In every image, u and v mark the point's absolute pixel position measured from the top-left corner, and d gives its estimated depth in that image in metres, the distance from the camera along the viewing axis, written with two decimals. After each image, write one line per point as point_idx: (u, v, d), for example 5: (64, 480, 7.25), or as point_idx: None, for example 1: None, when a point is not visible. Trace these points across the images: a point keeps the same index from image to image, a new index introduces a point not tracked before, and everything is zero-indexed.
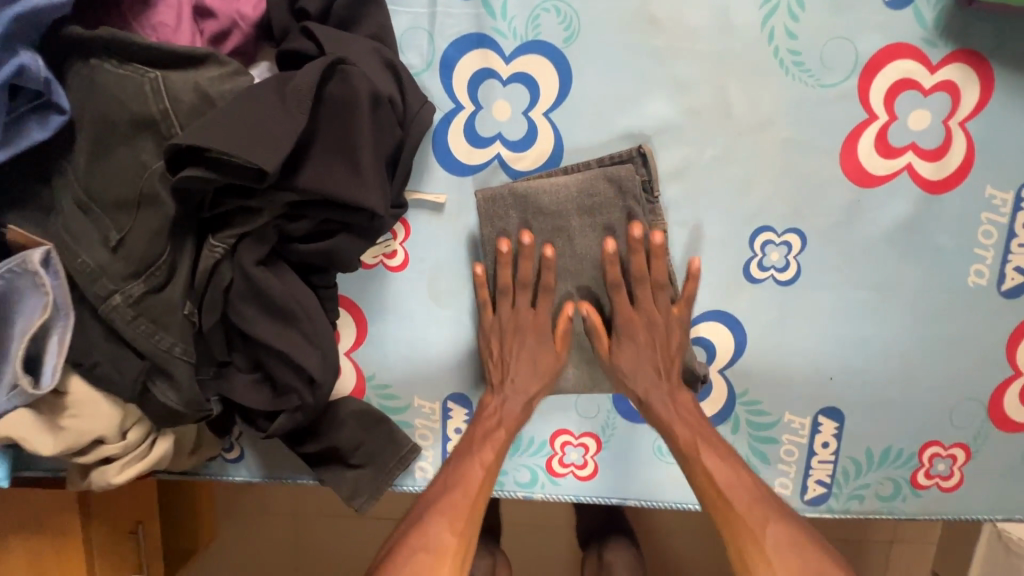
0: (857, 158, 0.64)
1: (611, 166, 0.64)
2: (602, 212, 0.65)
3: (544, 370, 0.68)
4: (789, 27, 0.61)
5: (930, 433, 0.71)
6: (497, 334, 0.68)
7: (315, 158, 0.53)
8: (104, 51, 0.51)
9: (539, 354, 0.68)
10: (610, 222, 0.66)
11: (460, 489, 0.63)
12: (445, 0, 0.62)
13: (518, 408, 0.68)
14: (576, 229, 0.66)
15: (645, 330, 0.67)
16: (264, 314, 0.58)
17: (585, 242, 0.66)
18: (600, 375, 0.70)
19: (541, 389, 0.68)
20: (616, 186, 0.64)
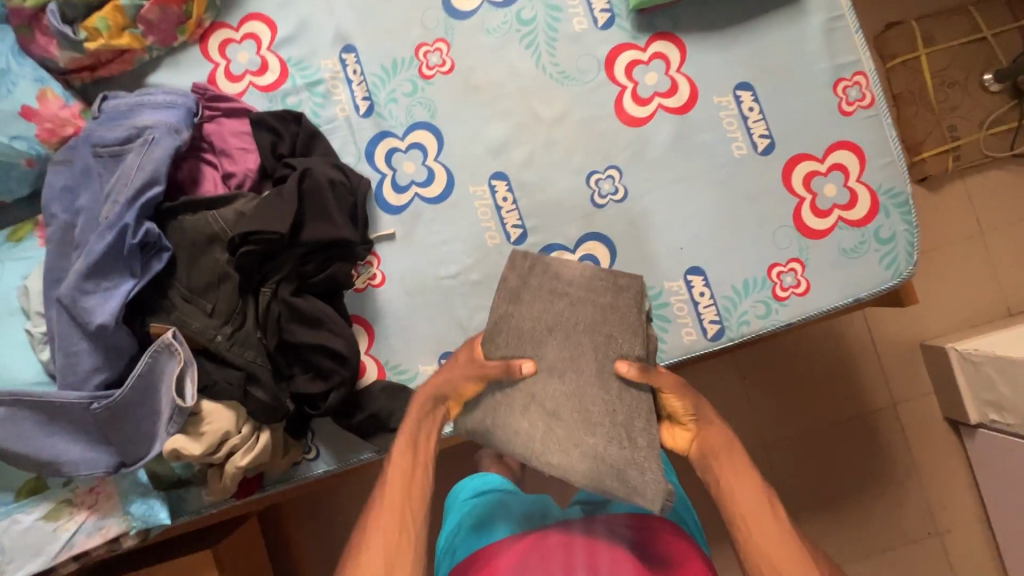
0: (626, 112, 1.01)
1: (620, 279, 0.81)
2: (600, 300, 0.81)
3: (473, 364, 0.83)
4: (552, 61, 1.02)
5: (769, 259, 1.00)
6: (450, 394, 0.83)
7: (308, 224, 0.92)
8: (185, 210, 0.93)
9: (467, 364, 0.83)
10: (606, 306, 0.81)
11: (394, 505, 0.80)
12: (358, 121, 1.04)
13: (431, 425, 0.84)
14: (568, 310, 0.82)
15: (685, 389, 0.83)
16: (304, 325, 0.93)
17: (573, 314, 0.81)
18: (560, 428, 0.79)
19: (442, 391, 0.84)
20: (629, 309, 0.80)
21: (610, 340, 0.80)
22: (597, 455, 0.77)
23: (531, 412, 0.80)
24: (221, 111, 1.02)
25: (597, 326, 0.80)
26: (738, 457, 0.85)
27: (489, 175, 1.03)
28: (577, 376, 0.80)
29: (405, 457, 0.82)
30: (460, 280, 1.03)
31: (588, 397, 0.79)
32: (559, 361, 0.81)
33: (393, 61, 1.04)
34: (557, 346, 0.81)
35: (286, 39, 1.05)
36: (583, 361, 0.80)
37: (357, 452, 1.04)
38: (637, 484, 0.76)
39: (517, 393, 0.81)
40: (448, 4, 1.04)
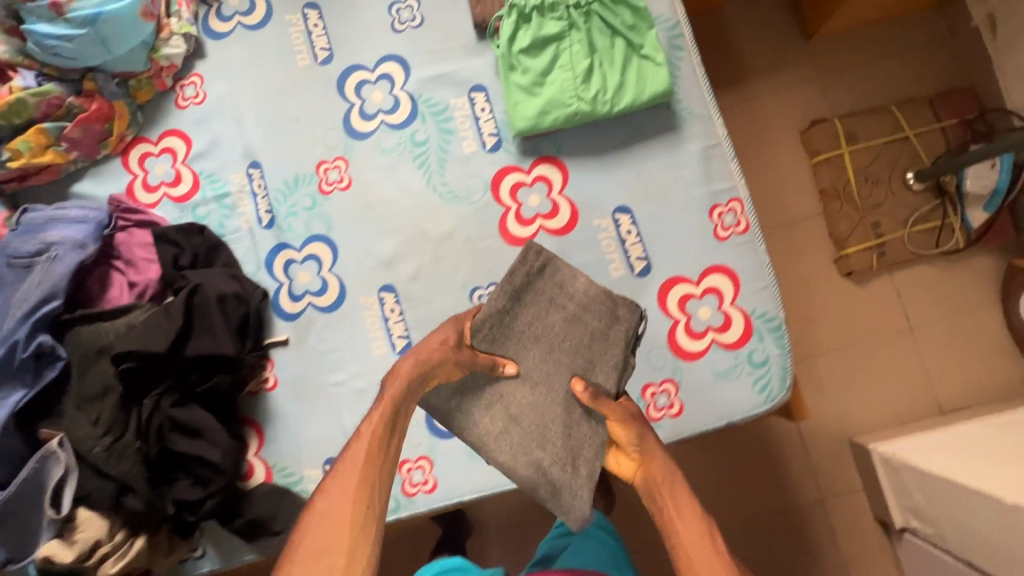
0: (509, 232, 1.06)
1: (619, 308, 0.87)
2: (596, 324, 0.86)
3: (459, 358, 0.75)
4: (441, 180, 1.08)
5: (643, 379, 1.01)
6: (444, 371, 0.74)
7: (193, 339, 0.98)
8: (82, 321, 1.00)
9: (455, 353, 0.75)
10: (599, 331, 0.85)
11: (362, 464, 0.65)
12: (260, 232, 1.11)
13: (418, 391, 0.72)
14: (559, 326, 0.84)
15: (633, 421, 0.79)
16: (185, 435, 0.98)
17: (567, 330, 0.84)
18: (529, 424, 0.79)
19: (432, 368, 0.73)
20: (616, 341, 0.86)
21: (587, 365, 0.83)
22: (539, 466, 0.77)
23: (493, 411, 0.79)
24: (132, 222, 1.09)
25: (580, 346, 0.84)
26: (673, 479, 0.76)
27: (379, 286, 1.08)
28: (543, 391, 0.81)
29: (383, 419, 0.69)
30: (347, 387, 1.07)
31: (549, 414, 0.79)
32: (535, 370, 0.81)
33: (294, 177, 1.11)
34: (536, 351, 0.82)
35: (199, 154, 1.13)
36: (552, 382, 0.81)
37: (242, 552, 1.07)
38: (569, 502, 0.77)
39: (488, 389, 0.79)
40: (349, 125, 1.11)
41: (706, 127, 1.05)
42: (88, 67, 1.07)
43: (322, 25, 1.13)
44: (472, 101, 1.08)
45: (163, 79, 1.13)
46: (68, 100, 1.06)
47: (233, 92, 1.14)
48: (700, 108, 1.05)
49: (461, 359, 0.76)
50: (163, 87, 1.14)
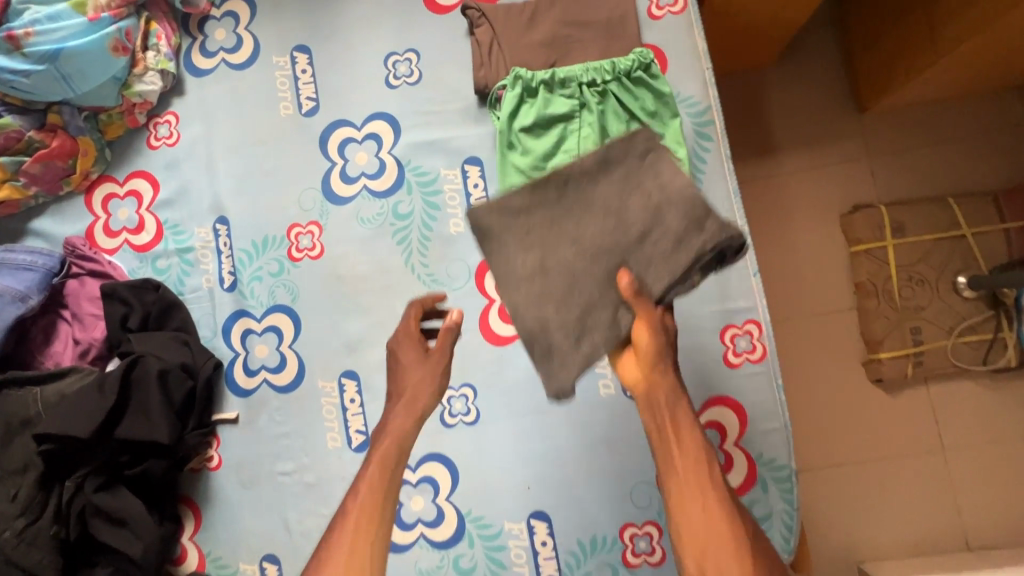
0: (491, 328, 0.94)
1: (720, 227, 0.65)
2: (684, 230, 0.66)
3: (435, 384, 0.71)
4: (421, 261, 0.96)
5: (622, 516, 0.88)
6: (400, 370, 0.73)
7: (127, 417, 0.89)
8: (11, 382, 0.91)
9: (431, 371, 0.72)
10: (679, 228, 0.67)
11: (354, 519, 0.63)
12: (220, 294, 1.01)
13: (404, 412, 0.69)
14: (633, 207, 0.69)
15: (657, 344, 0.66)
16: (107, 522, 0.88)
17: (646, 209, 0.68)
18: (553, 287, 0.69)
19: (419, 403, 0.70)
20: (693, 250, 0.66)
21: (645, 259, 0.68)
22: (544, 324, 0.69)
23: (527, 249, 0.70)
24: (85, 270, 1.01)
25: (649, 228, 0.68)
26: (684, 427, 0.64)
27: (340, 372, 0.97)
28: (583, 259, 0.70)
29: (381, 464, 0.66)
30: (295, 480, 0.97)
31: (579, 280, 0.69)
32: (584, 238, 0.70)
33: (264, 239, 1.01)
34: (600, 223, 0.69)
35: (166, 202, 1.04)
36: (603, 257, 0.68)
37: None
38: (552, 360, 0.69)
39: (531, 230, 0.71)
40: (328, 187, 1.00)
41: None
42: (54, 100, 0.98)
43: (311, 72, 1.02)
44: (465, 175, 0.96)
45: (135, 115, 1.03)
46: (29, 134, 0.98)
47: (209, 136, 1.04)
48: (723, 212, 0.91)
49: (436, 383, 0.72)
50: (136, 124, 1.04)
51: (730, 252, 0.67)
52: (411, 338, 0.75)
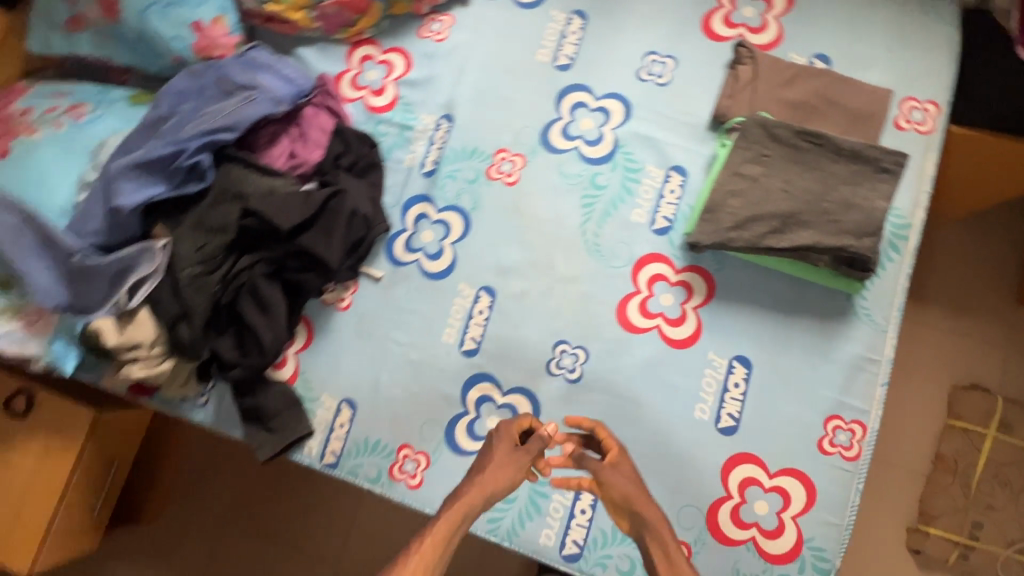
0: (626, 313, 1.02)
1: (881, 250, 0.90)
2: (870, 227, 0.89)
3: (504, 488, 0.81)
4: (594, 230, 1.06)
5: (661, 525, 0.95)
6: (485, 457, 0.83)
7: (310, 232, 1.01)
8: (239, 161, 1.06)
9: (515, 464, 0.82)
10: (866, 220, 0.89)
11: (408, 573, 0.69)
12: (416, 175, 1.14)
13: (478, 495, 0.78)
14: (842, 206, 0.90)
15: (623, 486, 0.80)
16: (256, 304, 1.02)
17: (848, 207, 0.90)
18: (750, 193, 0.93)
19: (493, 492, 0.79)
20: (865, 251, 0.89)
21: (827, 224, 0.90)
22: (720, 206, 0.94)
23: (751, 162, 0.94)
24: (325, 105, 1.15)
25: (841, 208, 0.90)
26: (683, 570, 0.73)
27: (482, 285, 1.07)
28: (783, 198, 0.92)
29: (448, 528, 0.74)
30: (401, 352, 1.07)
31: (770, 198, 0.92)
32: (795, 179, 0.93)
33: (473, 149, 1.13)
34: (814, 177, 0.92)
35: (410, 81, 1.17)
36: (808, 189, 0.92)
37: (227, 425, 1.11)
38: (716, 217, 0.94)
39: (764, 142, 0.94)
40: (546, 133, 1.11)
41: (873, 339, 0.96)
42: None
43: (578, 36, 1.14)
44: (667, 178, 1.06)
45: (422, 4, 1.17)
46: None
47: (470, 47, 1.17)
48: (881, 317, 0.96)
49: (515, 475, 0.81)
50: (419, 12, 1.18)
51: (863, 261, 0.90)
52: (509, 433, 0.85)
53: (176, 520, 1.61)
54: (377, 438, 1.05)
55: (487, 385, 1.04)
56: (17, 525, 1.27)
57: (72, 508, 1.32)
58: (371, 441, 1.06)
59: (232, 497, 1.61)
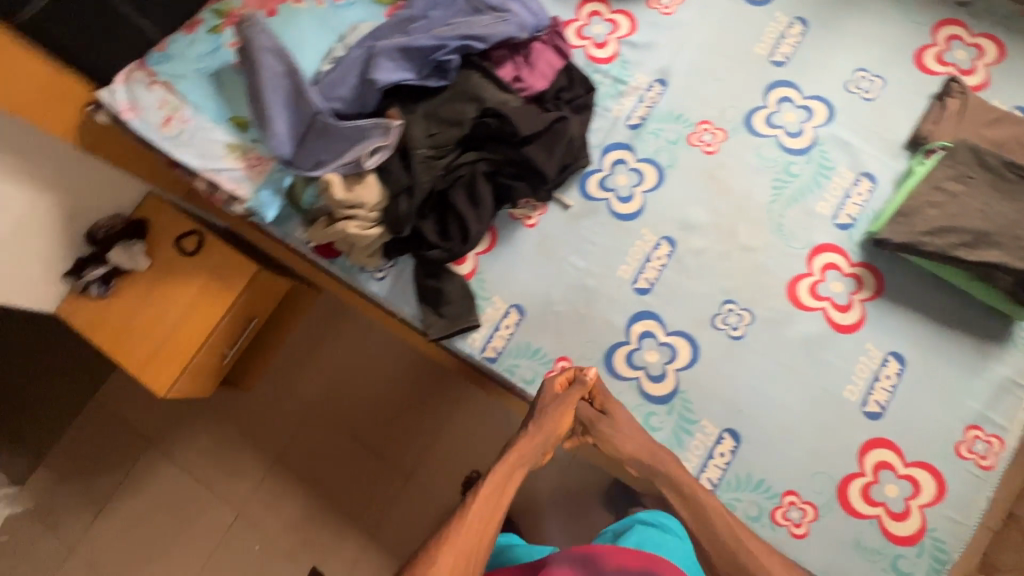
0: (796, 290, 1.11)
1: None
2: None
3: (549, 442, 0.90)
4: (779, 211, 1.15)
5: (793, 484, 1.03)
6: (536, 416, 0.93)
7: (535, 145, 1.10)
8: (479, 70, 1.16)
9: (558, 414, 0.92)
10: None
11: (462, 528, 0.77)
12: (622, 124, 1.23)
13: (525, 449, 0.88)
14: None
15: (632, 437, 0.92)
16: (468, 196, 1.11)
17: None
18: (947, 208, 1.02)
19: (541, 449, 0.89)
20: None
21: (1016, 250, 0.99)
22: (915, 213, 1.03)
23: (952, 182, 1.04)
24: (555, 43, 1.25)
25: None
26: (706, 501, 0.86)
27: (664, 234, 1.16)
28: (977, 219, 1.01)
29: (495, 483, 0.83)
30: (577, 276, 1.16)
31: (965, 216, 1.01)
32: (991, 205, 1.02)
33: (679, 114, 1.22)
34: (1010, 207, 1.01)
35: (631, 42, 1.28)
36: (1003, 216, 1.00)
37: (396, 302, 1.20)
38: (910, 222, 1.03)
39: (969, 167, 1.04)
40: (751, 116, 1.21)
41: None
42: None
43: (797, 39, 1.24)
44: (856, 182, 1.15)
45: None
46: None
47: (693, 25, 1.27)
48: None
49: (560, 426, 0.91)
50: None
51: None
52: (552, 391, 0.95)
53: (276, 384, 1.75)
54: (538, 346, 1.14)
55: (652, 323, 1.12)
56: (164, 348, 1.36)
57: (211, 349, 1.41)
58: (532, 347, 1.14)
59: (338, 368, 1.75)
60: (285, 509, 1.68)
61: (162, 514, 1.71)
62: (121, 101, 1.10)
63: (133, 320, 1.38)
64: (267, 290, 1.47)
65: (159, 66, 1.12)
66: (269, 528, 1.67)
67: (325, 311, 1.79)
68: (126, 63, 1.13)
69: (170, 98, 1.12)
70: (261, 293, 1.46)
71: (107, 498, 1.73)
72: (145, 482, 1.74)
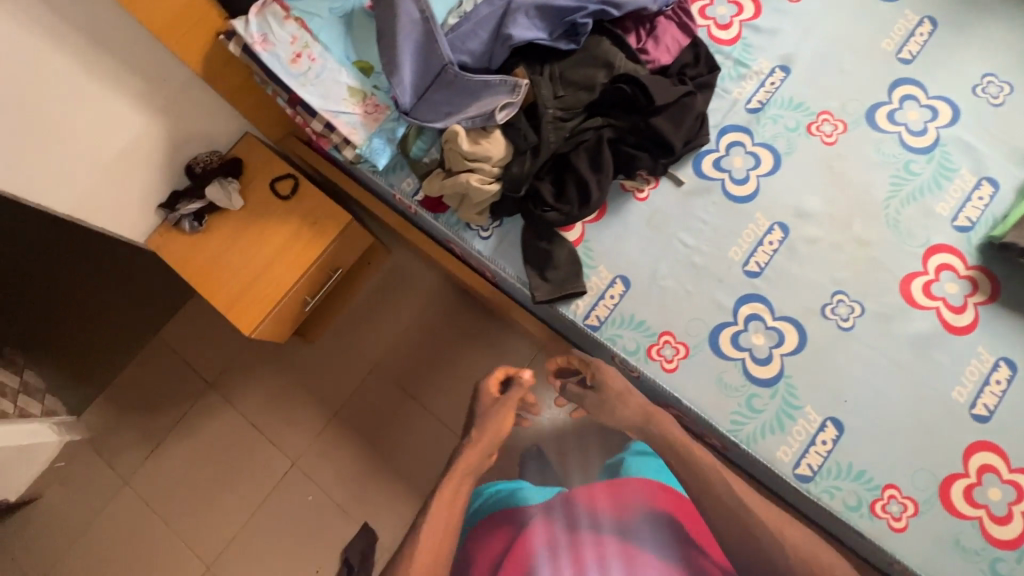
0: (910, 287, 1.10)
1: None
2: None
3: (492, 442, 1.19)
4: (897, 208, 1.14)
5: (895, 478, 1.02)
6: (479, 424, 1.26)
7: (663, 116, 1.10)
8: (609, 37, 1.16)
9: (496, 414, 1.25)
10: None
11: (434, 534, 1.09)
12: (741, 107, 1.23)
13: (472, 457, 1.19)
14: None
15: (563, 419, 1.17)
16: (591, 161, 1.10)
17: None
18: None
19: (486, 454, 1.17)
20: None
21: None
22: None
23: None
24: (681, 19, 1.24)
25: None
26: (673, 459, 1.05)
27: (777, 220, 1.16)
28: None
29: (452, 482, 1.17)
30: (686, 253, 1.16)
31: None
32: None
33: (800, 102, 1.22)
34: None
35: (755, 26, 1.27)
36: None
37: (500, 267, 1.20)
38: None
39: None
40: (873, 111, 1.20)
41: None
42: None
43: (925, 39, 1.23)
44: (977, 186, 1.14)
45: None
46: None
47: (819, 15, 1.26)
48: None
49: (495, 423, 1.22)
50: None
51: None
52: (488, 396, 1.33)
53: (341, 338, 1.77)
54: (642, 318, 1.13)
55: (760, 306, 1.12)
56: (253, 288, 1.37)
57: (296, 294, 1.41)
58: (636, 319, 1.14)
59: (406, 325, 1.77)
60: (339, 463, 1.68)
61: (215, 457, 1.72)
62: (255, 32, 1.10)
63: (223, 258, 1.39)
64: (355, 241, 1.48)
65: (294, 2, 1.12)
66: (321, 480, 1.67)
67: (396, 270, 1.81)
68: None
69: (301, 34, 1.12)
70: (349, 243, 1.46)
71: (163, 436, 1.74)
72: (201, 423, 1.74)
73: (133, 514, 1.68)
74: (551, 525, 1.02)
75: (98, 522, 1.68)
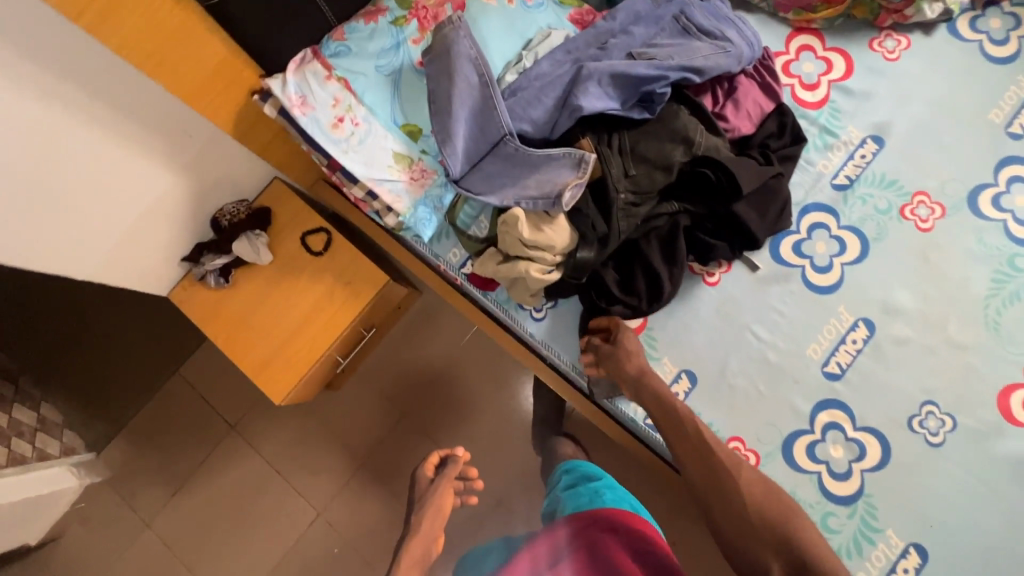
0: (1008, 400, 1.00)
1: None
2: None
3: (437, 522, 1.15)
4: (998, 308, 1.03)
5: None
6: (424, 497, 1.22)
7: (746, 203, 0.98)
8: (686, 106, 1.04)
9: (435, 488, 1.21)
10: None
11: None
12: (825, 183, 1.10)
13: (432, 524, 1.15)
14: None
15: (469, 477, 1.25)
16: (662, 250, 1.00)
17: None
18: None
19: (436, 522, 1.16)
20: None
21: None
22: None
23: None
24: (763, 80, 1.10)
25: None
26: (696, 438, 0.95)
27: (863, 316, 1.05)
28: None
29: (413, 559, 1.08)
30: (759, 349, 1.06)
31: None
32: None
33: (893, 180, 1.09)
34: None
35: (846, 88, 1.13)
36: None
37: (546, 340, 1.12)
38: None
39: None
40: (975, 194, 1.07)
41: None
42: None
43: None
44: None
45: (888, 18, 1.13)
46: None
47: (919, 78, 1.12)
48: None
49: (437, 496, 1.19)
50: (879, 22, 1.14)
51: None
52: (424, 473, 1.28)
53: (368, 384, 1.69)
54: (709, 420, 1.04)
55: (840, 415, 1.02)
56: (282, 354, 1.28)
57: (329, 357, 1.32)
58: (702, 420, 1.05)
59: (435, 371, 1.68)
60: (366, 515, 1.63)
61: (238, 501, 1.67)
62: (293, 93, 0.98)
63: (252, 315, 1.30)
64: (391, 298, 1.38)
65: (336, 58, 1.00)
66: (348, 532, 1.62)
67: (426, 313, 1.71)
68: (299, 50, 1.00)
69: (345, 95, 1.00)
70: (385, 301, 1.37)
71: (185, 477, 1.69)
72: (223, 466, 1.69)
73: (155, 558, 1.64)
74: (539, 551, 1.03)
75: (120, 566, 1.64)
